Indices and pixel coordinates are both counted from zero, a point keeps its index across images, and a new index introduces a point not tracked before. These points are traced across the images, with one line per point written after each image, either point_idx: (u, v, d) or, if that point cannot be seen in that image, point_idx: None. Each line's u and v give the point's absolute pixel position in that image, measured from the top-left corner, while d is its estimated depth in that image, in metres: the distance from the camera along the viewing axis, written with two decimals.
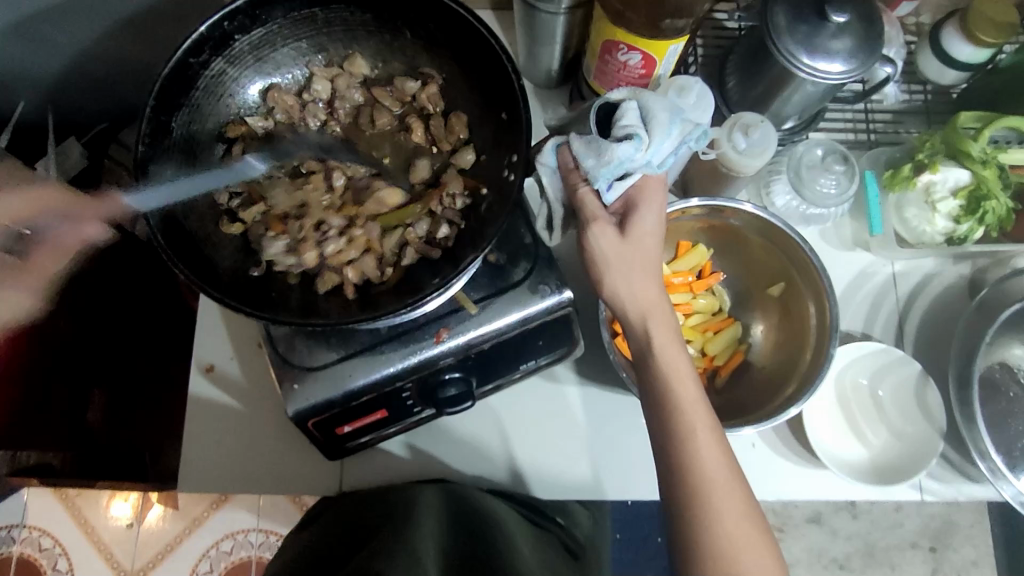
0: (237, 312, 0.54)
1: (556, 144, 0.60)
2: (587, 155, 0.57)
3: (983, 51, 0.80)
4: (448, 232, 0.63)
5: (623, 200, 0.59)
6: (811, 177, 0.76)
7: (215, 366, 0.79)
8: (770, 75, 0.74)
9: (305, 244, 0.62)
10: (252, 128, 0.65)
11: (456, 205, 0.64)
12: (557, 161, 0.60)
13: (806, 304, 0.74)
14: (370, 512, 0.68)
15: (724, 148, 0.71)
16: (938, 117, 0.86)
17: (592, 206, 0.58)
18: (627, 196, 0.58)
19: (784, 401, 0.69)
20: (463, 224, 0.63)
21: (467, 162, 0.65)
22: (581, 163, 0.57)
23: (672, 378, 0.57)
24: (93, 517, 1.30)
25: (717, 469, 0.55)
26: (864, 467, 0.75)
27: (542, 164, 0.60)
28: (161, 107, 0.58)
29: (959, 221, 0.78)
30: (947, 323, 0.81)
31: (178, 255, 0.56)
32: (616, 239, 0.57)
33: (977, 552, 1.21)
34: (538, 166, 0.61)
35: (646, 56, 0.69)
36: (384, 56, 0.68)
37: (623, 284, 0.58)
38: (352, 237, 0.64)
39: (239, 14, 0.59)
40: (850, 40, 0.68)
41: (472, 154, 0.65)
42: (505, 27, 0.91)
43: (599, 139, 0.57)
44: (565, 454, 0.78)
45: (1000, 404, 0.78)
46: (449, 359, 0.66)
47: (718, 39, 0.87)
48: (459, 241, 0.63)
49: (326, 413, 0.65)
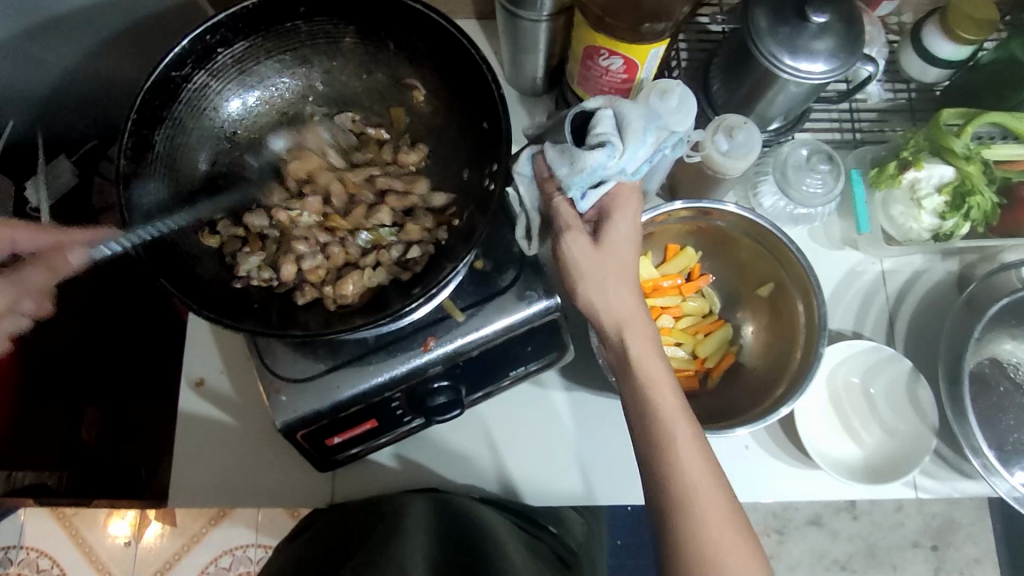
0: (216, 323, 0.54)
1: (531, 153, 0.61)
2: (560, 164, 0.57)
3: (964, 48, 0.80)
4: (419, 256, 0.64)
5: (597, 208, 0.59)
6: (797, 177, 0.77)
7: (206, 380, 0.79)
8: (753, 76, 0.74)
9: (282, 259, 0.63)
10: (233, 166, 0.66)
11: (429, 229, 0.65)
12: (533, 170, 0.60)
13: (794, 302, 0.74)
14: (356, 525, 0.68)
15: (709, 150, 0.71)
16: (922, 115, 0.86)
17: (567, 215, 0.58)
18: (601, 205, 0.59)
19: (775, 401, 0.69)
20: (433, 250, 0.64)
21: (437, 202, 0.66)
22: (555, 172, 0.57)
23: (653, 384, 0.57)
24: (91, 535, 1.30)
25: (700, 476, 0.55)
26: (859, 466, 0.75)
27: (518, 173, 0.61)
28: (143, 121, 0.59)
29: (944, 218, 0.78)
30: (936, 319, 0.81)
31: (161, 268, 0.56)
32: (590, 249, 0.58)
33: (979, 550, 1.20)
34: (514, 175, 0.61)
35: (627, 61, 0.69)
36: (368, 67, 0.68)
37: (597, 293, 0.58)
38: (329, 254, 0.64)
39: (221, 27, 0.60)
40: (831, 40, 0.68)
41: (443, 197, 0.66)
42: (490, 36, 0.92)
43: (573, 147, 0.57)
44: (555, 462, 0.77)
45: (991, 399, 0.77)
46: (436, 367, 0.66)
47: (702, 42, 0.88)
48: (427, 267, 0.63)
49: (315, 424, 0.65)
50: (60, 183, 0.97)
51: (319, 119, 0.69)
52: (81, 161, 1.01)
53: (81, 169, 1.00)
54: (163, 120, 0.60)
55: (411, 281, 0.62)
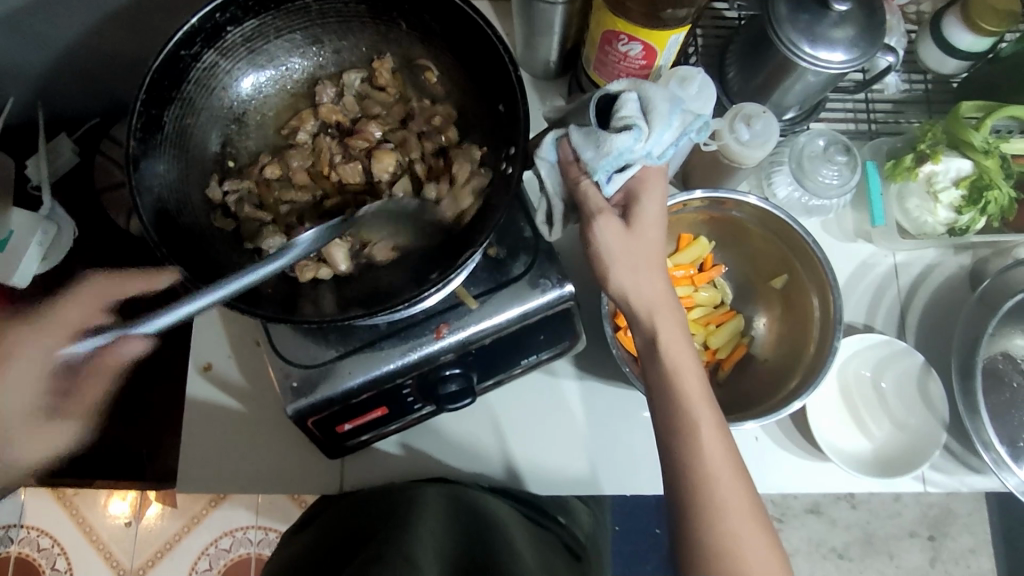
0: (232, 309, 0.53)
1: (555, 138, 0.60)
2: (585, 147, 0.56)
3: (984, 41, 0.79)
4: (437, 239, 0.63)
5: (624, 191, 0.59)
6: (813, 168, 0.76)
7: (213, 365, 0.79)
8: (772, 64, 0.73)
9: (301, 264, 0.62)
10: (243, 147, 0.66)
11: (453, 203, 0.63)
12: (557, 155, 0.59)
13: (808, 295, 0.74)
14: (369, 513, 0.67)
15: (726, 139, 0.70)
16: (939, 107, 0.85)
17: (595, 200, 0.58)
18: (627, 188, 0.59)
19: (789, 393, 0.69)
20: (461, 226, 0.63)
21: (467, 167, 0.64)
22: (580, 155, 0.57)
23: (676, 375, 0.57)
24: (92, 515, 1.30)
25: (721, 468, 0.55)
26: (868, 459, 0.75)
27: (541, 159, 0.60)
28: (153, 100, 0.57)
29: (960, 213, 0.77)
30: (949, 314, 0.81)
31: (173, 253, 0.55)
32: (621, 232, 0.57)
33: (974, 540, 1.22)
34: (536, 160, 0.61)
35: (646, 47, 0.67)
36: (379, 47, 0.67)
37: (627, 281, 0.57)
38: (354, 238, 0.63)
39: (231, 6, 0.58)
40: (851, 29, 0.67)
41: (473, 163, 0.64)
42: (502, 17, 0.90)
43: (597, 130, 0.56)
44: (565, 450, 0.77)
45: (1003, 394, 0.77)
46: (449, 354, 0.65)
47: (718, 29, 0.86)
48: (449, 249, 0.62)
49: (326, 411, 0.65)
50: (60, 162, 0.97)
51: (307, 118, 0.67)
52: (82, 138, 1.00)
53: (82, 147, 1.00)
54: (170, 99, 0.58)
55: (425, 266, 0.61)
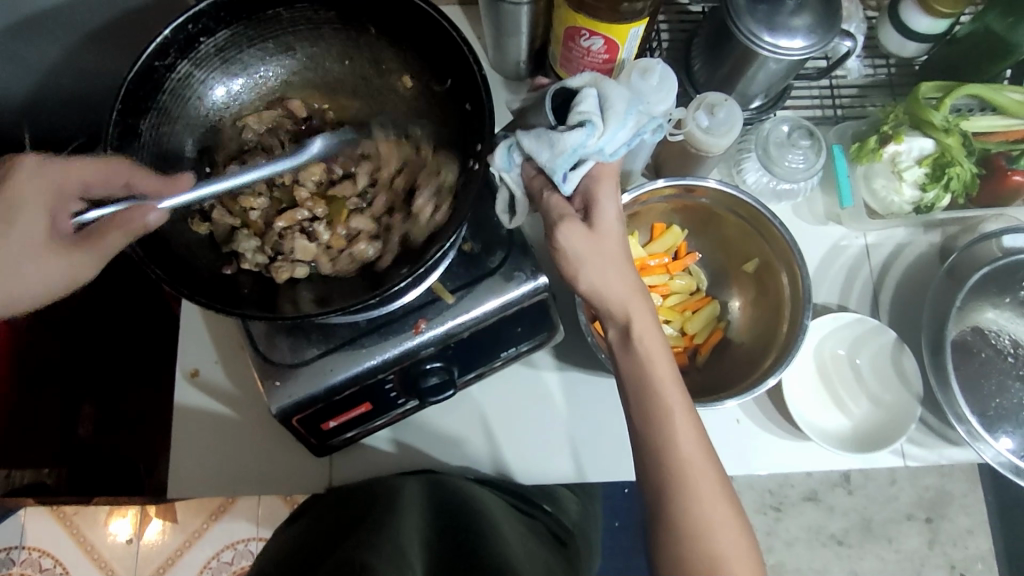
0: (209, 308, 0.54)
1: (508, 144, 0.60)
2: (540, 149, 0.57)
3: (941, 22, 0.81)
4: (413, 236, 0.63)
5: (582, 196, 0.59)
6: (779, 154, 0.78)
7: (200, 371, 0.80)
8: (734, 54, 0.75)
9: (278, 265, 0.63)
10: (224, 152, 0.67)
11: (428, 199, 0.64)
12: (513, 162, 0.59)
13: (779, 275, 0.75)
14: (356, 503, 0.68)
15: (690, 127, 0.72)
16: (902, 90, 0.87)
17: (558, 207, 0.58)
18: (585, 191, 0.58)
19: (762, 373, 0.70)
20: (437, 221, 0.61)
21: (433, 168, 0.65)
22: (536, 158, 0.57)
23: (647, 360, 0.58)
24: (93, 534, 1.30)
25: (690, 451, 0.56)
26: (847, 436, 0.77)
27: (497, 166, 0.60)
28: (128, 111, 0.59)
29: (925, 190, 0.79)
30: (920, 291, 0.83)
31: (155, 259, 0.57)
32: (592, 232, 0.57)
33: (971, 520, 1.22)
34: (493, 168, 0.60)
35: (608, 41, 0.69)
36: (350, 53, 0.69)
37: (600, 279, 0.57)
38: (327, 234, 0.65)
39: (202, 16, 0.60)
40: (809, 17, 0.69)
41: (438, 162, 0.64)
42: (473, 22, 0.92)
43: (548, 132, 0.57)
44: (549, 441, 0.78)
45: (974, 365, 0.79)
46: (430, 348, 0.67)
47: (683, 22, 0.88)
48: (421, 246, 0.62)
49: (310, 409, 0.66)
50: None
51: (268, 113, 0.68)
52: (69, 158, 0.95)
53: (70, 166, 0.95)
54: (147, 109, 0.60)
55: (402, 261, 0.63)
